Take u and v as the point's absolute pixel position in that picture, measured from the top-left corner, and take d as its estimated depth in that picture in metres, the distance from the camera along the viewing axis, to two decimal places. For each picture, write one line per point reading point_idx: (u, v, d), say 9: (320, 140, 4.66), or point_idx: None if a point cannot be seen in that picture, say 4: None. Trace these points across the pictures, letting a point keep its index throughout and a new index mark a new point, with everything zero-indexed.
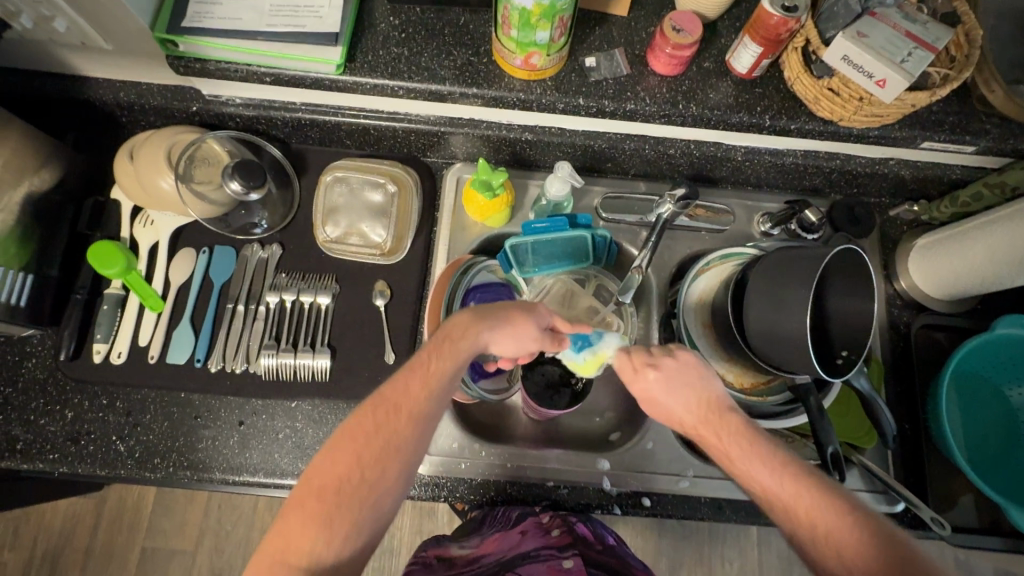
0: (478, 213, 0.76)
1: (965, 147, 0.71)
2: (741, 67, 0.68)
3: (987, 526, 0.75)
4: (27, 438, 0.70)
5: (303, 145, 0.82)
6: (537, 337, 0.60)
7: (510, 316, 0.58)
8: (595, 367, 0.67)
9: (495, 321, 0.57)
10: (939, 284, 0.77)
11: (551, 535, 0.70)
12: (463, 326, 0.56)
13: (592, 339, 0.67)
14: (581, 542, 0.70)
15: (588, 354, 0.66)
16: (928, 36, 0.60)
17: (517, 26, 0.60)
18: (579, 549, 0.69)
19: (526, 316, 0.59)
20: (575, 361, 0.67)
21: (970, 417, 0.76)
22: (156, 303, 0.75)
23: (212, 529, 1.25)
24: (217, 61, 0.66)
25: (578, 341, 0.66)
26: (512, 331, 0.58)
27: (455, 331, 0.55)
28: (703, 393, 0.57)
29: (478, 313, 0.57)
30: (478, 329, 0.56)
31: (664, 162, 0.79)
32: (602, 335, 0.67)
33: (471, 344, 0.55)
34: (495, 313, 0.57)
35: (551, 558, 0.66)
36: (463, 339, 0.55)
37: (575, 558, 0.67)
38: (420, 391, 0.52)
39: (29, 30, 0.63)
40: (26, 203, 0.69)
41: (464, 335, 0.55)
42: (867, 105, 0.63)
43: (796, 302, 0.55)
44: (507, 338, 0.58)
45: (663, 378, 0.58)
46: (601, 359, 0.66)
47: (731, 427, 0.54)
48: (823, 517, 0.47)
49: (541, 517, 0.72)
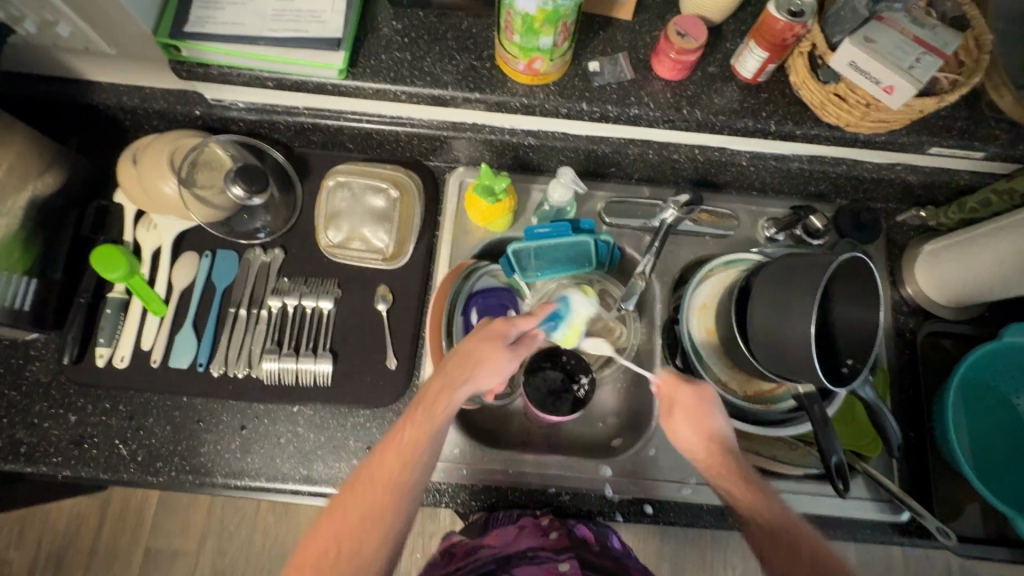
0: (481, 217, 0.75)
1: (973, 152, 0.70)
2: (746, 71, 0.67)
3: (993, 536, 0.74)
4: (31, 441, 0.71)
5: (305, 148, 0.82)
6: (511, 366, 0.59)
7: (476, 360, 0.58)
8: (578, 333, 0.73)
9: (469, 373, 0.57)
10: (947, 291, 0.76)
11: (548, 538, 0.66)
12: (438, 389, 0.56)
13: (562, 311, 0.72)
14: (579, 545, 0.66)
15: (566, 325, 0.72)
16: (936, 41, 0.59)
17: (520, 31, 0.60)
18: (576, 552, 0.65)
19: (494, 350, 0.58)
20: (559, 338, 0.72)
21: (977, 426, 0.76)
22: (159, 307, 0.75)
23: (215, 529, 1.26)
24: (221, 65, 0.66)
25: (552, 321, 0.72)
26: (482, 370, 0.57)
27: (429, 396, 0.56)
28: (709, 434, 0.59)
29: (449, 371, 0.57)
30: (451, 389, 0.56)
31: (668, 167, 0.79)
32: (567, 301, 0.73)
33: (446, 405, 0.55)
34: (464, 364, 0.57)
35: (547, 560, 0.63)
36: (436, 404, 0.55)
37: (570, 560, 0.62)
38: (399, 462, 0.53)
39: (32, 35, 0.63)
40: (29, 208, 0.69)
41: (438, 398, 0.55)
42: (874, 110, 0.63)
43: (800, 309, 0.54)
44: (485, 376, 0.58)
45: (677, 415, 0.61)
46: (579, 322, 0.73)
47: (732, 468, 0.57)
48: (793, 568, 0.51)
49: (541, 519, 0.69)
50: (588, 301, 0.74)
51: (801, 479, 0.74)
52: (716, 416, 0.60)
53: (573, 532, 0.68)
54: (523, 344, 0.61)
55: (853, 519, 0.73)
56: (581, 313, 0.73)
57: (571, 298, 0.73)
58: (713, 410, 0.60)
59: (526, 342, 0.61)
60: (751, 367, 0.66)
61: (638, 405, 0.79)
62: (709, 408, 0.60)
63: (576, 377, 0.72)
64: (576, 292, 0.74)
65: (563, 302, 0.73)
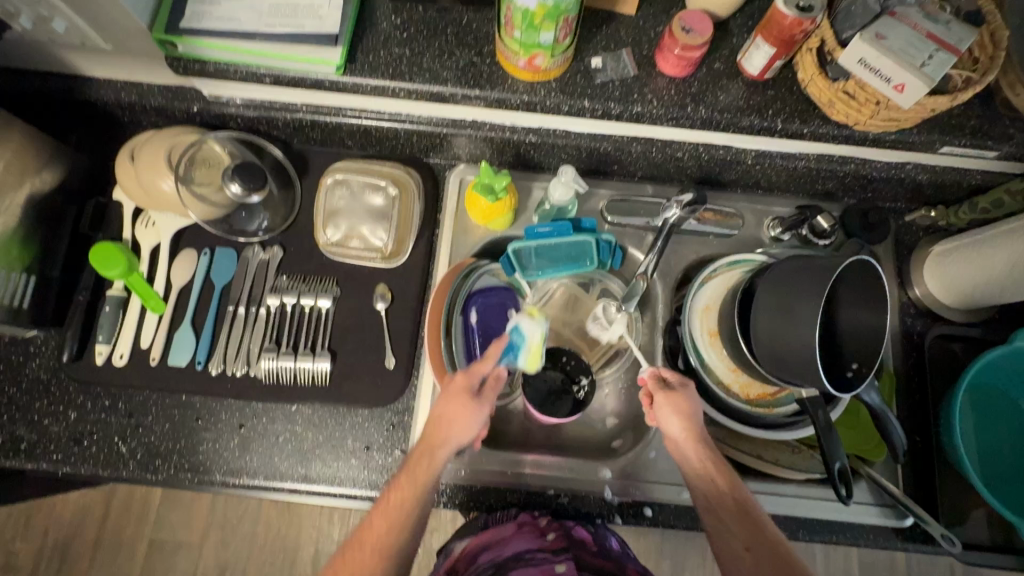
0: (481, 216, 0.74)
1: (986, 152, 0.68)
2: (753, 68, 0.66)
3: (999, 543, 0.73)
4: (30, 438, 0.71)
5: (305, 145, 0.81)
6: (480, 415, 0.60)
7: (449, 412, 0.59)
8: (540, 356, 0.63)
9: (443, 435, 0.59)
10: (956, 292, 0.75)
11: (546, 538, 0.65)
12: (418, 456, 0.59)
13: (516, 342, 0.62)
14: (577, 547, 0.65)
15: (524, 354, 0.63)
16: (951, 38, 0.57)
17: (521, 27, 0.58)
18: (573, 553, 0.64)
19: (462, 406, 0.59)
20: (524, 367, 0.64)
21: (985, 431, 0.74)
22: (157, 304, 0.74)
23: (218, 523, 1.27)
24: (217, 62, 0.65)
25: (508, 357, 0.63)
26: (457, 425, 0.59)
27: (409, 466, 0.58)
28: (689, 428, 0.60)
29: (425, 437, 0.59)
30: (431, 457, 0.58)
31: (672, 165, 0.78)
32: (517, 329, 0.63)
33: (426, 468, 0.58)
34: (436, 427, 0.59)
35: (544, 561, 0.62)
36: (416, 472, 0.58)
37: (568, 562, 0.62)
38: (382, 524, 0.55)
39: (28, 31, 0.63)
40: (27, 205, 0.69)
41: (418, 464, 0.58)
42: (884, 109, 0.61)
43: (806, 314, 0.53)
44: (460, 429, 0.59)
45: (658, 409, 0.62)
46: (537, 346, 0.62)
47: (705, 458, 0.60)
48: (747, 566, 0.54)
49: (539, 519, 0.68)
50: (537, 322, 0.62)
51: (803, 483, 0.73)
52: (696, 409, 0.62)
53: (571, 533, 0.67)
54: (487, 392, 0.61)
55: (856, 524, 0.72)
56: (537, 337, 0.62)
57: (520, 324, 0.62)
58: (693, 402, 0.62)
59: (491, 387, 0.62)
60: (754, 371, 0.64)
61: (639, 406, 0.78)
62: (690, 400, 0.62)
63: (575, 378, 0.71)
64: (522, 315, 0.63)
65: (513, 333, 0.63)
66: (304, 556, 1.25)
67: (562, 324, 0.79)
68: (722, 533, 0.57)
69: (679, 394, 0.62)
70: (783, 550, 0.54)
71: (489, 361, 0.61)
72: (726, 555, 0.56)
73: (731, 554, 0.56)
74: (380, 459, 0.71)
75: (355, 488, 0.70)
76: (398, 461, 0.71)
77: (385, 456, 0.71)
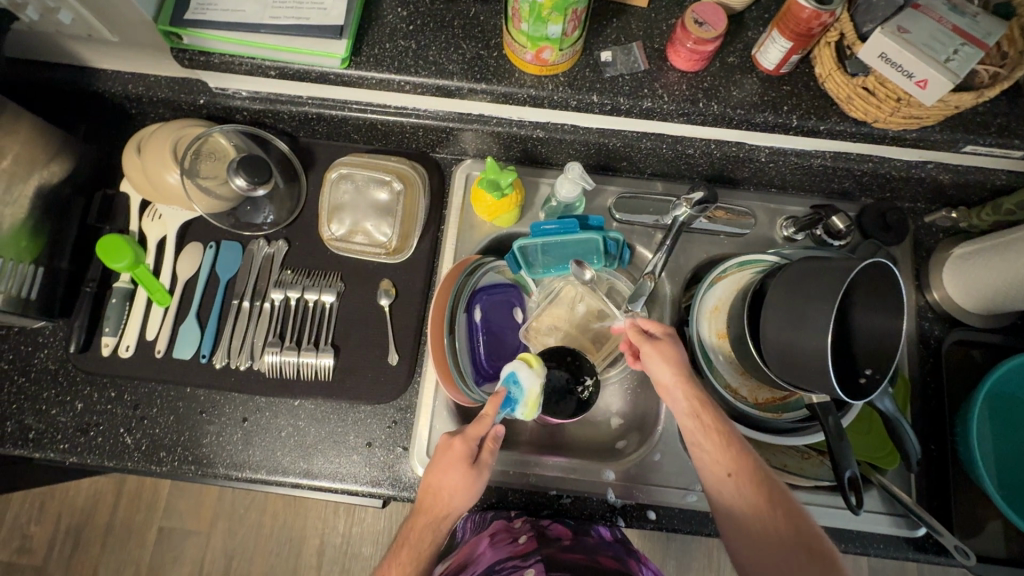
0: (487, 212, 0.73)
1: (1012, 151, 0.65)
2: (768, 62, 0.64)
3: (1016, 555, 0.70)
4: (38, 427, 0.72)
5: (311, 138, 0.81)
6: (481, 483, 0.57)
7: (451, 484, 0.56)
8: (537, 408, 0.64)
9: (445, 507, 0.56)
10: (977, 296, 0.72)
11: (517, 543, 0.63)
12: (421, 531, 0.56)
13: (515, 394, 0.64)
14: (550, 546, 0.63)
15: (522, 405, 0.63)
16: (978, 31, 0.54)
17: (528, 19, 0.57)
18: (543, 553, 0.61)
19: (460, 477, 0.56)
20: (521, 417, 0.65)
21: (1004, 441, 0.72)
22: (163, 297, 0.75)
23: (226, 512, 1.29)
24: (222, 54, 0.65)
25: (506, 409, 0.64)
26: (458, 496, 0.56)
27: (412, 540, 0.55)
28: (677, 372, 0.58)
29: (427, 510, 0.56)
30: (436, 530, 0.56)
31: (682, 162, 0.76)
32: (515, 378, 0.64)
33: (431, 542, 0.55)
34: (437, 498, 0.56)
35: (513, 569, 0.59)
36: (419, 548, 0.55)
37: (536, 566, 0.58)
38: None
39: (36, 22, 0.63)
40: (38, 195, 0.69)
41: (421, 538, 0.55)
42: (905, 106, 0.58)
43: (817, 321, 0.51)
44: (459, 491, 0.56)
45: (648, 359, 0.59)
46: (535, 397, 0.64)
47: (696, 398, 0.56)
48: (730, 495, 0.53)
49: (512, 526, 0.66)
50: (535, 372, 0.64)
51: (812, 490, 0.71)
52: (682, 352, 0.59)
53: (544, 533, 0.65)
54: (486, 457, 0.58)
55: (865, 532, 0.71)
56: (535, 388, 0.64)
57: (519, 375, 0.64)
58: (678, 347, 0.59)
59: (489, 451, 0.58)
60: (763, 375, 0.62)
61: (645, 407, 0.77)
62: (676, 346, 0.59)
63: (581, 378, 0.70)
64: (520, 366, 0.64)
65: (512, 384, 0.64)
66: (309, 547, 1.26)
67: (570, 325, 0.78)
68: (706, 462, 0.55)
69: (663, 341, 0.60)
70: (761, 472, 0.53)
71: (485, 421, 0.59)
72: (711, 481, 0.55)
73: (715, 480, 0.54)
74: (382, 456, 0.71)
75: (357, 484, 0.70)
76: (400, 458, 0.71)
77: (387, 453, 0.71)
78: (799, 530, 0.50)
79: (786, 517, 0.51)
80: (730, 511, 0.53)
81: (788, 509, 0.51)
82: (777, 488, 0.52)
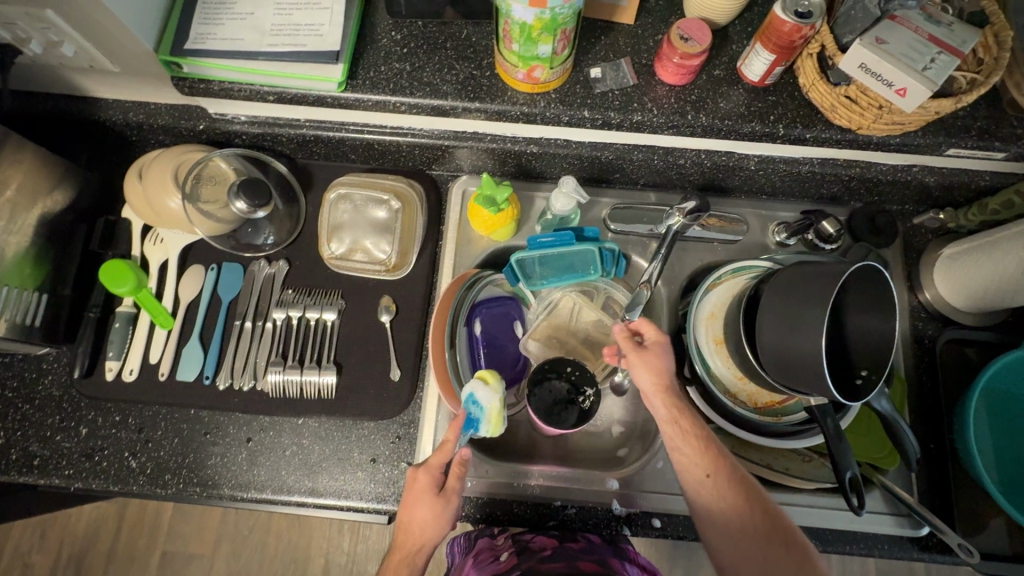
0: (484, 227, 0.74)
1: (994, 153, 0.67)
2: (753, 74, 0.65)
3: (1019, 552, 0.71)
4: (44, 453, 0.72)
5: (309, 159, 0.83)
6: (449, 511, 0.58)
7: (422, 518, 0.57)
8: (501, 423, 0.64)
9: (417, 541, 0.57)
10: (965, 294, 0.74)
11: (499, 561, 0.67)
12: (397, 566, 0.57)
13: (476, 413, 0.64)
14: (530, 559, 0.64)
15: (486, 422, 0.64)
16: (953, 39, 0.56)
17: (519, 40, 0.58)
18: (521, 565, 0.63)
19: (428, 509, 0.57)
20: (488, 434, 0.65)
21: (1002, 438, 0.73)
22: (165, 320, 0.76)
23: (230, 534, 1.28)
24: (222, 81, 0.66)
25: (470, 430, 0.64)
26: (426, 526, 0.57)
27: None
28: (659, 380, 0.60)
29: (401, 547, 0.58)
30: (412, 563, 0.57)
31: (674, 172, 0.78)
32: (474, 399, 0.64)
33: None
34: (409, 532, 0.57)
35: None
36: None
37: None
38: None
39: (38, 56, 0.64)
40: (40, 223, 0.70)
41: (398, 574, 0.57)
42: (887, 113, 0.60)
43: (812, 323, 0.52)
44: (426, 523, 0.57)
45: (634, 358, 0.61)
46: (497, 413, 0.64)
47: (677, 403, 0.60)
48: (707, 493, 0.57)
49: (496, 544, 0.71)
50: (493, 389, 0.64)
51: (814, 492, 0.72)
52: (665, 361, 0.61)
53: (527, 548, 0.67)
54: (452, 483, 0.59)
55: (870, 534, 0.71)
56: (495, 404, 0.63)
57: (477, 395, 0.64)
58: (661, 356, 0.62)
59: (454, 477, 0.59)
60: (760, 379, 0.63)
61: (647, 415, 0.78)
62: (660, 355, 0.62)
63: (582, 388, 0.70)
64: (476, 386, 0.64)
65: (471, 404, 0.64)
66: (315, 566, 1.26)
67: (567, 335, 0.79)
68: (684, 464, 0.58)
69: (649, 348, 0.62)
70: (733, 468, 0.58)
71: (447, 448, 0.59)
72: (691, 483, 0.58)
73: (692, 479, 0.58)
74: (387, 472, 0.71)
75: (362, 500, 0.70)
76: (404, 473, 0.71)
77: (391, 468, 0.71)
78: (774, 521, 0.56)
79: (765, 514, 0.56)
80: (710, 508, 0.57)
81: (762, 502, 0.57)
82: (749, 485, 0.58)
